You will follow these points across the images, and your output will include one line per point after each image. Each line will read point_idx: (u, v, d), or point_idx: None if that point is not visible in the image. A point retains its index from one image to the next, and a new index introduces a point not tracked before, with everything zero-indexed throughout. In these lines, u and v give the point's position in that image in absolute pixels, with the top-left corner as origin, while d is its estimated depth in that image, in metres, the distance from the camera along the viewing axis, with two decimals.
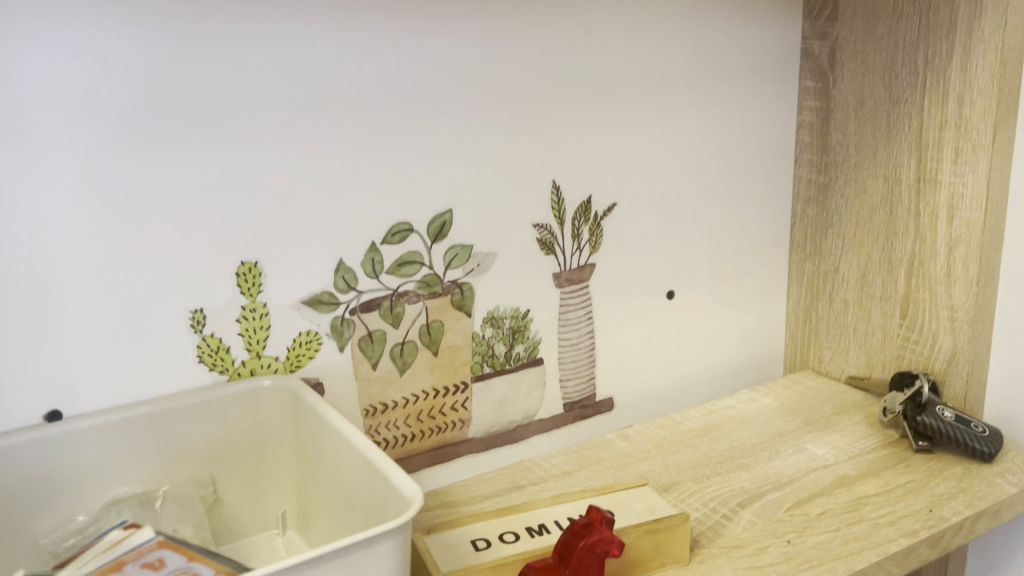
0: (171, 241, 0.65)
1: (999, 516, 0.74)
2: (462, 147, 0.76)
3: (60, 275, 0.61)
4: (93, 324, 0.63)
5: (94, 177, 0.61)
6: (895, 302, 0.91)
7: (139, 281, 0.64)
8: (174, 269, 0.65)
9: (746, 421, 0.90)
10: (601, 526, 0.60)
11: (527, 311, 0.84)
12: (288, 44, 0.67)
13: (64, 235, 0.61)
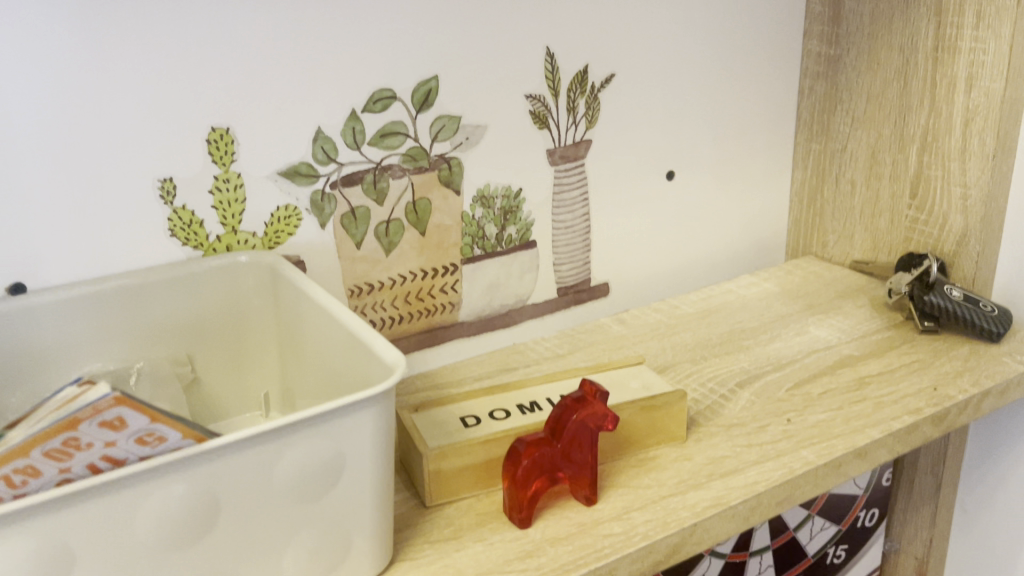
0: (134, 105, 0.60)
1: (1006, 394, 0.72)
2: (448, 7, 0.71)
3: (16, 140, 0.57)
4: (55, 194, 0.59)
5: (44, 32, 0.56)
6: (906, 181, 0.87)
7: (102, 148, 0.60)
8: (139, 135, 0.61)
9: (746, 304, 0.87)
10: (595, 401, 0.57)
11: (519, 191, 0.80)
12: None
13: (16, 96, 0.56)
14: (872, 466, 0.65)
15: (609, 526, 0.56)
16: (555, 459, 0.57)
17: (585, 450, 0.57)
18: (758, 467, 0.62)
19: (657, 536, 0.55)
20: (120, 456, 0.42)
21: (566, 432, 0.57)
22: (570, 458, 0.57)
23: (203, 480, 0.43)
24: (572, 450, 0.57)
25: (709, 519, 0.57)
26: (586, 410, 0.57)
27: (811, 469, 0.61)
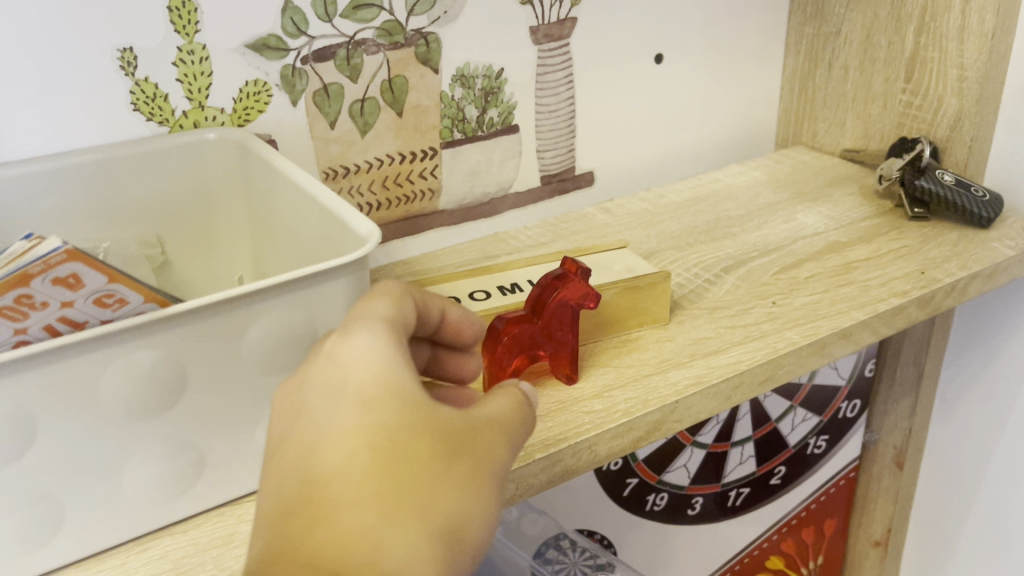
0: None
1: (993, 278, 0.71)
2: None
3: None
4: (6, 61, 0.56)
5: None
6: (901, 65, 0.84)
7: (54, 13, 0.56)
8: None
9: (733, 193, 0.85)
10: (578, 278, 0.56)
11: (501, 71, 0.77)
12: None
13: None
14: (856, 347, 0.64)
15: (589, 404, 0.56)
16: (535, 337, 0.56)
17: (566, 328, 0.56)
18: (741, 348, 0.61)
19: (637, 413, 0.55)
20: (78, 317, 0.40)
21: (547, 309, 0.55)
22: (551, 336, 0.56)
23: (170, 348, 0.42)
24: (553, 327, 0.56)
25: (691, 397, 0.56)
26: (568, 287, 0.55)
27: (795, 348, 0.60)
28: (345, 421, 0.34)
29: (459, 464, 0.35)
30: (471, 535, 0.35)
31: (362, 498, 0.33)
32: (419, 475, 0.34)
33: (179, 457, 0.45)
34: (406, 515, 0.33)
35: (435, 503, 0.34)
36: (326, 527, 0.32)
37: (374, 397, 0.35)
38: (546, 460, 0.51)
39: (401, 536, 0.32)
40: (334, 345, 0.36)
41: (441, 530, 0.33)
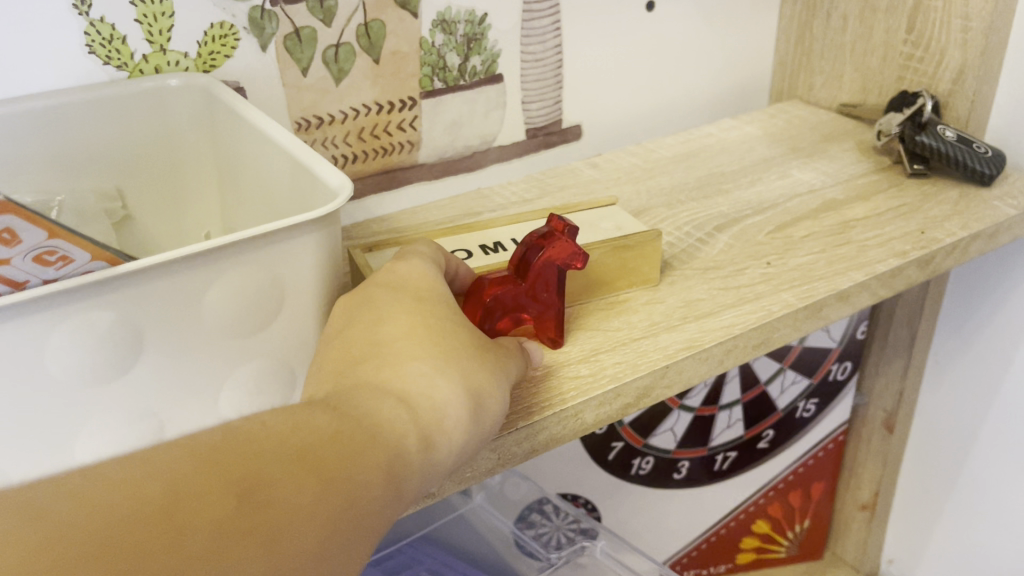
0: None
1: (995, 239, 0.69)
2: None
3: None
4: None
5: None
6: (903, 14, 0.80)
7: None
8: None
9: (726, 147, 0.82)
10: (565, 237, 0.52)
11: (484, 16, 0.73)
12: None
13: None
14: (853, 310, 0.61)
15: (575, 368, 0.53)
16: (519, 300, 0.52)
17: (552, 289, 0.53)
18: (734, 310, 0.58)
19: (626, 379, 0.52)
20: (18, 276, 0.37)
21: (532, 270, 0.52)
22: (536, 298, 0.53)
23: (124, 308, 0.39)
24: (539, 288, 0.53)
25: (682, 362, 0.54)
26: (553, 247, 0.52)
27: (790, 310, 0.58)
28: (403, 307, 0.43)
29: (488, 359, 0.43)
30: (492, 409, 0.42)
31: (419, 351, 0.41)
32: (458, 348, 0.42)
33: (135, 428, 0.42)
34: (450, 369, 0.41)
35: (470, 370, 0.42)
36: (390, 371, 0.40)
37: (424, 298, 0.45)
38: (530, 428, 0.49)
39: (447, 384, 0.40)
40: (392, 269, 0.47)
41: (473, 392, 0.41)
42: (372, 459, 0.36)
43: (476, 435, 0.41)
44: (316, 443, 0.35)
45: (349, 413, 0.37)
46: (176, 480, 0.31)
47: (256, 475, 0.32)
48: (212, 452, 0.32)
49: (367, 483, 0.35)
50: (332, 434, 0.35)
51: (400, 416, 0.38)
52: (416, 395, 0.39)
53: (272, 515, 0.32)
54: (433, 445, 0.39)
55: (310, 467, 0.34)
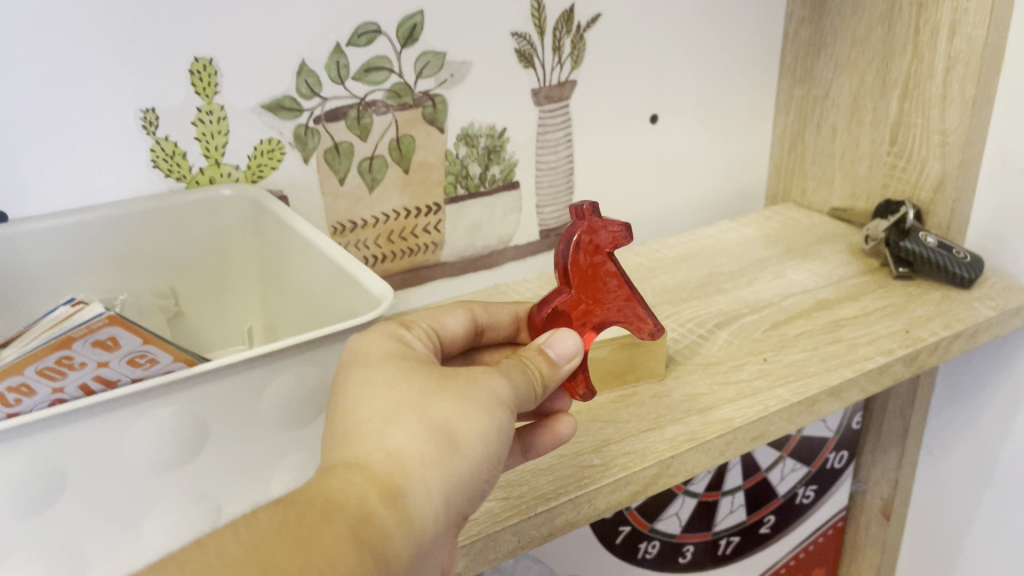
0: (113, 29, 0.59)
1: (975, 338, 0.74)
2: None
3: None
4: (33, 120, 0.59)
5: None
6: (886, 128, 0.87)
7: (80, 76, 0.59)
8: (116, 62, 0.60)
9: (725, 248, 0.88)
10: (589, 218, 0.52)
11: (503, 130, 0.80)
12: None
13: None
14: (844, 405, 0.66)
15: (589, 458, 0.58)
16: (584, 304, 0.53)
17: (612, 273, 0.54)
18: (734, 404, 0.63)
19: (635, 468, 0.56)
20: (113, 376, 0.43)
21: (578, 269, 0.53)
22: (597, 293, 0.54)
23: (192, 405, 0.44)
24: (594, 278, 0.53)
25: (686, 453, 0.58)
26: (582, 235, 0.52)
27: (785, 405, 0.63)
28: (360, 367, 0.42)
29: (450, 382, 0.41)
30: (473, 434, 0.39)
31: (366, 410, 0.39)
32: (416, 392, 0.40)
33: (194, 510, 0.47)
34: (401, 416, 0.39)
35: (429, 407, 0.39)
36: (343, 442, 0.39)
37: (382, 351, 0.43)
38: (547, 514, 0.53)
39: (400, 431, 0.38)
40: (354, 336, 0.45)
41: (436, 426, 0.39)
42: (333, 534, 0.34)
43: (459, 469, 0.39)
44: (265, 540, 0.32)
45: (297, 501, 0.35)
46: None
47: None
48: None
49: (331, 559, 0.33)
50: (282, 526, 0.33)
51: (353, 480, 0.36)
52: (367, 453, 0.38)
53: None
54: (400, 497, 0.37)
55: (262, 565, 0.31)
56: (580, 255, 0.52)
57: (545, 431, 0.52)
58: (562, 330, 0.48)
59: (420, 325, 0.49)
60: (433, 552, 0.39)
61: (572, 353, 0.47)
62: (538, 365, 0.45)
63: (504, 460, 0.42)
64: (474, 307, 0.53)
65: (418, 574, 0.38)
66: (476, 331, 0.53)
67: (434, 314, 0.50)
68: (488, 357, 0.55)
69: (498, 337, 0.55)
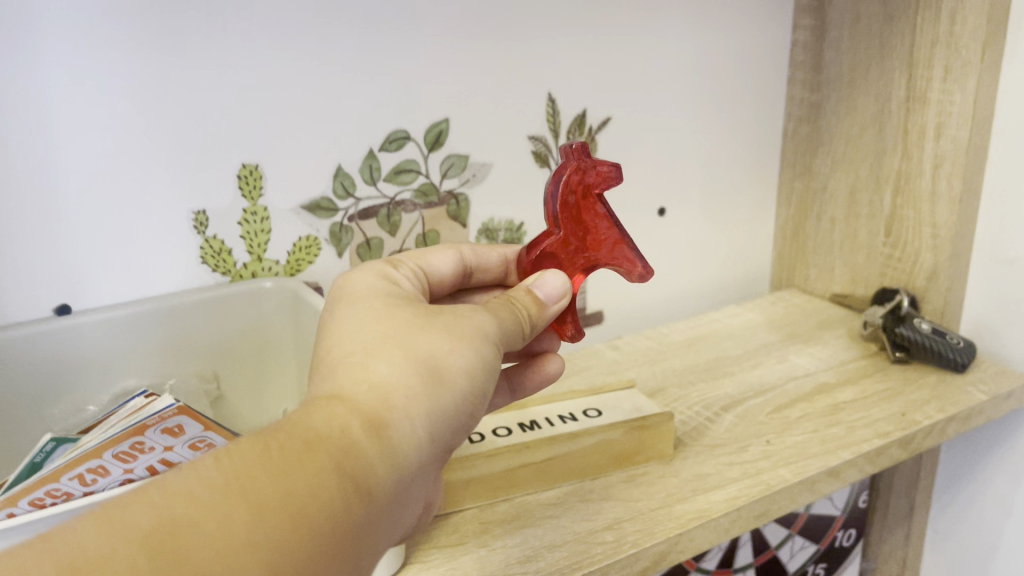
0: (172, 145, 0.66)
1: (970, 421, 0.78)
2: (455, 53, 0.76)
3: (67, 177, 0.63)
4: (97, 223, 0.66)
5: (97, 76, 0.62)
6: (881, 220, 0.93)
7: (142, 186, 0.66)
8: (174, 173, 0.67)
9: (732, 333, 0.93)
10: (579, 158, 0.54)
11: (521, 225, 0.87)
12: None
13: (70, 138, 0.62)
14: (843, 485, 0.70)
15: (601, 535, 0.62)
16: (572, 246, 0.55)
17: (599, 217, 0.55)
18: (738, 484, 0.67)
19: (645, 545, 0.60)
20: (174, 459, 0.49)
21: (567, 212, 0.54)
22: (586, 235, 0.55)
23: None
24: (584, 220, 0.55)
25: (693, 530, 0.62)
26: (572, 176, 0.53)
27: (786, 485, 0.67)
28: (351, 309, 0.44)
29: (435, 321, 0.43)
30: (457, 368, 0.41)
31: (352, 347, 0.41)
32: (402, 329, 0.42)
33: None
34: (388, 351, 0.40)
35: (415, 343, 0.41)
36: (329, 375, 0.40)
37: (373, 294, 0.46)
38: None
39: (384, 362, 0.40)
40: (342, 286, 0.47)
41: (421, 359, 0.40)
42: (314, 465, 0.35)
43: (443, 403, 0.40)
44: (243, 470, 0.33)
45: (279, 430, 0.36)
46: (77, 559, 0.29)
47: (174, 523, 0.31)
48: (123, 514, 0.31)
49: (309, 490, 0.34)
50: (264, 456, 0.34)
51: (336, 412, 0.37)
52: (350, 385, 0.39)
53: (197, 556, 0.30)
54: (384, 430, 0.38)
55: (243, 495, 0.32)
56: (569, 198, 0.54)
57: (532, 372, 0.59)
58: (549, 273, 0.51)
59: (409, 264, 0.54)
60: (417, 485, 0.40)
61: (561, 292, 0.51)
62: (526, 306, 0.48)
63: (486, 399, 0.44)
64: (463, 248, 0.58)
65: (400, 507, 0.40)
66: (466, 271, 0.58)
67: (424, 255, 0.56)
68: (479, 298, 0.61)
69: (488, 279, 0.60)
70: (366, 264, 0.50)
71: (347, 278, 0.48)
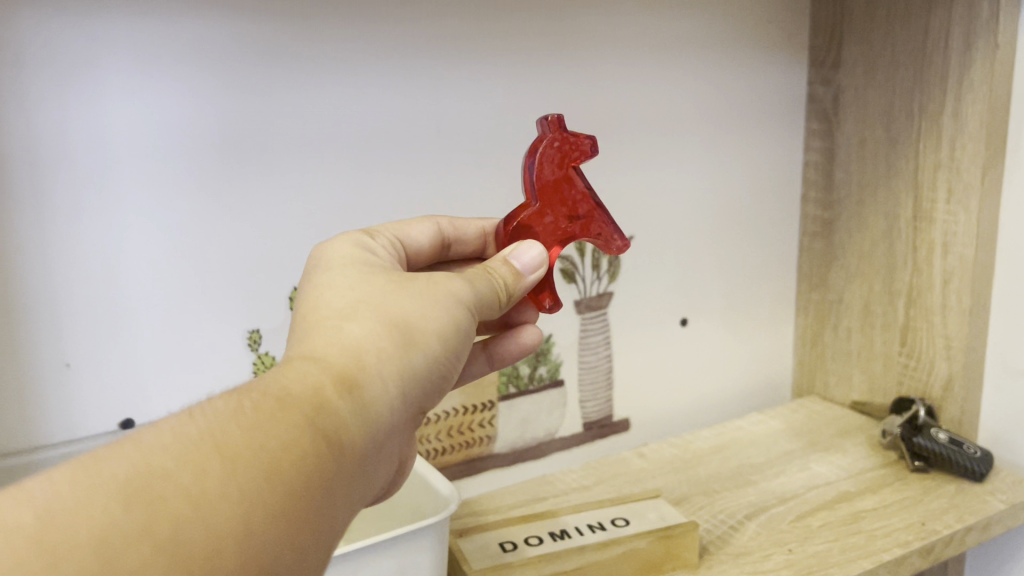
0: (231, 272, 0.74)
1: (989, 530, 0.79)
2: (483, 172, 0.83)
3: (138, 304, 0.71)
4: (163, 345, 0.73)
5: (166, 209, 0.70)
6: (895, 331, 0.97)
7: (203, 309, 0.74)
8: (233, 295, 0.75)
9: (754, 441, 0.96)
10: (554, 130, 0.57)
11: (550, 335, 0.90)
12: (325, 92, 0.74)
13: (141, 267, 0.71)
14: None
15: None
16: (548, 217, 0.58)
17: (574, 189, 0.59)
18: None
19: None
20: None
21: (542, 183, 0.58)
22: (562, 205, 0.58)
23: None
24: (559, 189, 0.58)
25: None
26: (546, 147, 0.57)
27: None
28: (324, 275, 0.46)
29: (407, 286, 0.45)
30: (430, 331, 0.43)
31: (326, 310, 0.43)
32: (376, 294, 0.44)
33: None
34: (359, 314, 0.42)
35: (387, 306, 0.43)
36: (303, 336, 0.42)
37: (350, 259, 0.47)
38: None
39: (356, 326, 0.41)
40: (317, 253, 0.49)
41: (393, 322, 0.42)
42: (287, 423, 0.36)
43: (414, 365, 0.42)
44: (219, 427, 0.35)
45: (253, 390, 0.38)
46: (55, 508, 0.31)
47: (148, 476, 0.33)
48: (99, 467, 0.33)
49: (282, 445, 0.36)
50: (237, 414, 0.36)
51: (309, 372, 0.39)
52: (323, 347, 0.40)
53: (177, 508, 0.32)
54: (356, 389, 0.39)
55: (216, 450, 0.34)
56: (543, 167, 0.57)
57: (510, 338, 0.60)
58: (527, 246, 0.53)
59: (386, 235, 0.55)
60: (391, 444, 0.42)
61: (536, 263, 0.53)
62: (501, 277, 0.51)
63: (459, 362, 0.46)
64: (441, 221, 0.60)
65: (376, 464, 0.42)
66: (444, 242, 0.60)
67: (401, 226, 0.57)
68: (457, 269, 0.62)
69: (466, 251, 0.63)
70: (342, 234, 0.51)
71: (322, 246, 0.50)
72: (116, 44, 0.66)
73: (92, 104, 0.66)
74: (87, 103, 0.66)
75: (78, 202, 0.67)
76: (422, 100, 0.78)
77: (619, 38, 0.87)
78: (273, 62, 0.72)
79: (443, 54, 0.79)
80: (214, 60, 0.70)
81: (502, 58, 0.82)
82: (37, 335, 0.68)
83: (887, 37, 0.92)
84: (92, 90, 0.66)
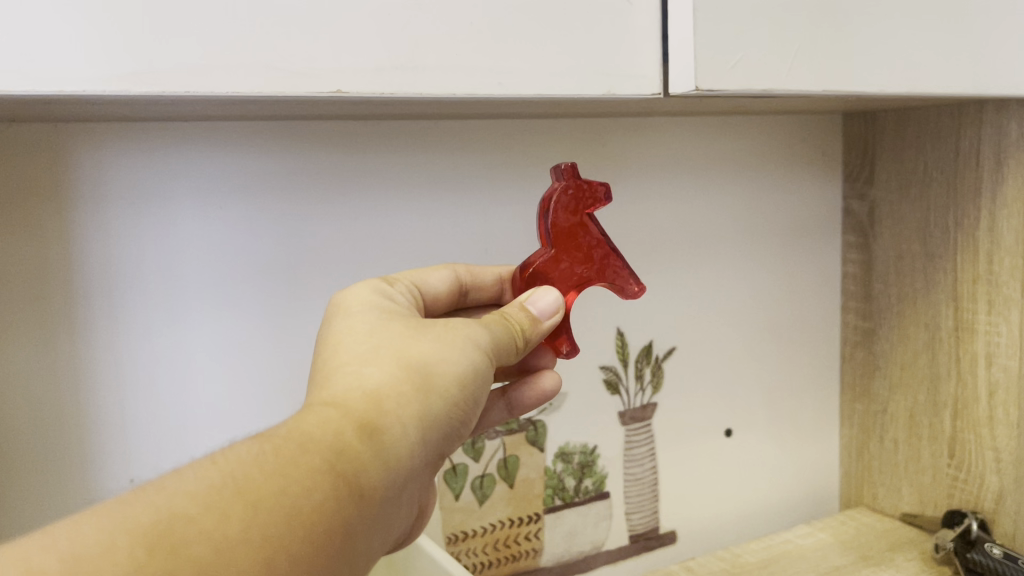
0: (277, 364, 0.77)
1: None
2: None
3: (185, 392, 0.74)
4: (204, 430, 0.75)
5: (216, 299, 0.74)
6: (944, 443, 0.96)
7: (245, 396, 0.77)
8: (275, 386, 0.78)
9: (803, 554, 0.95)
10: (568, 178, 0.59)
11: (594, 447, 0.92)
12: (380, 216, 0.79)
13: (189, 356, 0.74)
14: None
15: None
16: (564, 263, 0.59)
17: (589, 234, 0.60)
18: None
19: None
20: None
21: (557, 230, 0.59)
22: (577, 251, 0.60)
23: None
24: (574, 235, 0.59)
25: None
26: (560, 195, 0.58)
27: None
28: (345, 324, 0.48)
29: (424, 332, 0.47)
30: (448, 376, 0.45)
31: (347, 356, 0.45)
32: (395, 339, 0.46)
33: None
34: (379, 359, 0.44)
35: (406, 351, 0.45)
36: (324, 383, 0.44)
37: (369, 306, 0.50)
38: None
39: (376, 371, 0.44)
40: (338, 300, 0.51)
41: (412, 368, 0.44)
42: (308, 466, 0.38)
43: (433, 407, 0.44)
44: (239, 471, 0.37)
45: (274, 436, 0.39)
46: (79, 554, 0.32)
47: (171, 521, 0.34)
48: (123, 513, 0.34)
49: (303, 490, 0.37)
50: (259, 460, 0.37)
51: (330, 416, 0.40)
52: (343, 393, 0.42)
53: (198, 550, 0.33)
54: (377, 433, 0.41)
55: (238, 494, 0.36)
56: (558, 215, 0.59)
57: (530, 384, 0.62)
58: (544, 291, 0.55)
59: (404, 281, 0.58)
60: (410, 486, 0.44)
61: (553, 308, 0.54)
62: (519, 321, 0.52)
63: (476, 408, 0.48)
64: (458, 268, 0.63)
65: (395, 510, 0.43)
66: (462, 289, 0.63)
67: (418, 272, 0.60)
68: (473, 314, 0.65)
69: (483, 297, 0.65)
70: (363, 280, 0.54)
71: (344, 292, 0.52)
72: (185, 169, 0.71)
73: (155, 209, 0.71)
74: (153, 206, 0.71)
75: (135, 291, 0.71)
76: (471, 226, 0.83)
77: (658, 160, 0.91)
78: (320, 194, 0.76)
79: (489, 181, 0.83)
80: (273, 179, 0.74)
81: (547, 183, 0.86)
82: (102, 440, 0.72)
83: (918, 154, 0.94)
84: (160, 192, 0.71)
